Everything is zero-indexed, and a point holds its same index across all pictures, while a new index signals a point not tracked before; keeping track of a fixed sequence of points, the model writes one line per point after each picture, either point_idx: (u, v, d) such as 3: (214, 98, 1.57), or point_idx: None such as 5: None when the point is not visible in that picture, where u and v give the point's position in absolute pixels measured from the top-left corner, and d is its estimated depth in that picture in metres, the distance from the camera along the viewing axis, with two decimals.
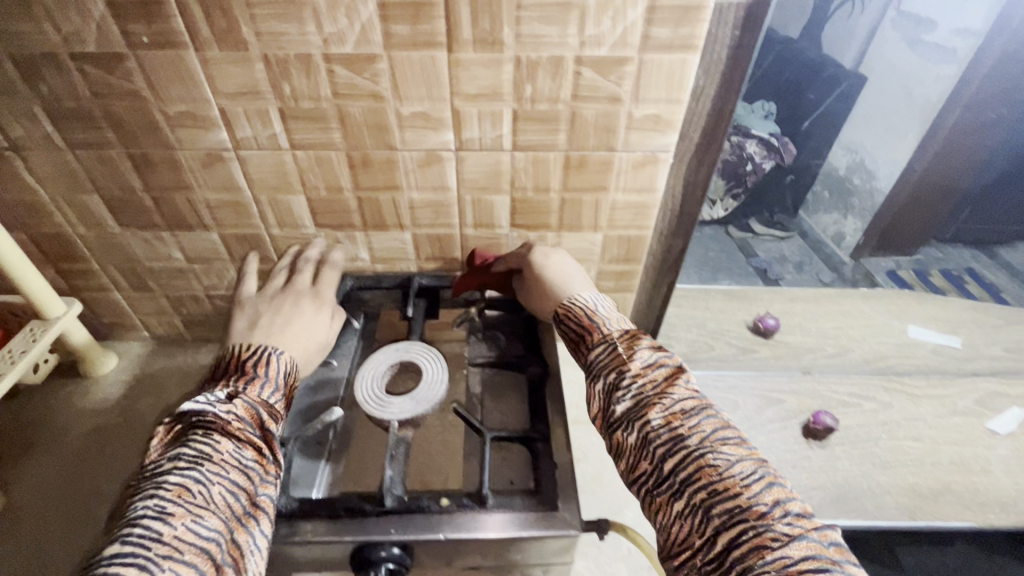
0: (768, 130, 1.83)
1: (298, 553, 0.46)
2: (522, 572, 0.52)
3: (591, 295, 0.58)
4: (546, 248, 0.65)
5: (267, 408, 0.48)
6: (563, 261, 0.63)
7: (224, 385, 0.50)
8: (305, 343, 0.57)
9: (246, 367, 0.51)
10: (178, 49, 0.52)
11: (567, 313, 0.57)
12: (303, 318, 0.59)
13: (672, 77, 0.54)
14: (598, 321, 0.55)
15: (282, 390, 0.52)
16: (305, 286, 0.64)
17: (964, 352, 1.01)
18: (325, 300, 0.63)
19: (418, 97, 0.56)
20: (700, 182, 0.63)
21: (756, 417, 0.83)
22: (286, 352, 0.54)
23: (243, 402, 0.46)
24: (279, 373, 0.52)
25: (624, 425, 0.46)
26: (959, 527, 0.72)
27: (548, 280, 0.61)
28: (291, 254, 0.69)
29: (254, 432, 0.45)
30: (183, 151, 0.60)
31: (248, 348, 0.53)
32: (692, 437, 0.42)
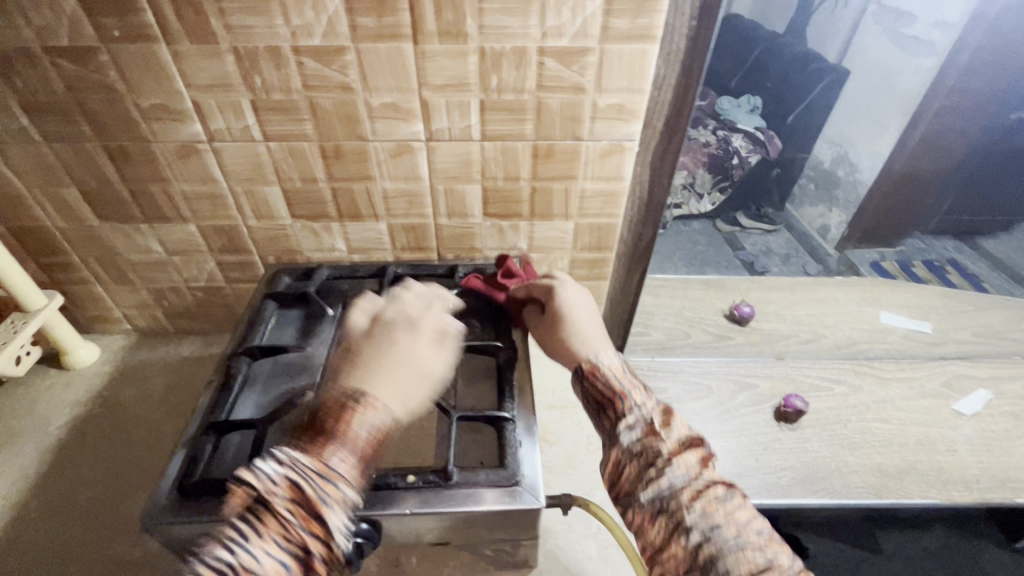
0: (754, 124, 1.91)
1: None
2: (490, 548, 0.53)
3: (615, 356, 0.52)
4: (570, 288, 0.60)
5: (323, 484, 0.39)
6: (588, 310, 0.58)
7: (310, 428, 0.43)
8: (402, 381, 0.47)
9: (325, 421, 0.43)
10: (149, 43, 0.53)
11: (593, 371, 0.50)
12: (398, 354, 0.49)
13: (633, 68, 0.55)
14: (630, 390, 0.48)
15: (359, 455, 0.42)
16: (404, 317, 0.54)
17: (934, 337, 1.03)
18: (425, 331, 0.53)
19: (386, 88, 0.57)
20: (665, 170, 0.65)
21: (729, 402, 0.86)
22: (378, 395, 0.45)
23: (291, 475, 0.39)
24: (359, 433, 0.42)
25: (653, 504, 0.40)
26: (924, 505, 0.74)
27: (573, 325, 0.56)
28: (394, 290, 0.60)
29: (301, 523, 0.38)
30: (158, 143, 0.61)
31: (339, 393, 0.45)
32: (728, 528, 0.38)
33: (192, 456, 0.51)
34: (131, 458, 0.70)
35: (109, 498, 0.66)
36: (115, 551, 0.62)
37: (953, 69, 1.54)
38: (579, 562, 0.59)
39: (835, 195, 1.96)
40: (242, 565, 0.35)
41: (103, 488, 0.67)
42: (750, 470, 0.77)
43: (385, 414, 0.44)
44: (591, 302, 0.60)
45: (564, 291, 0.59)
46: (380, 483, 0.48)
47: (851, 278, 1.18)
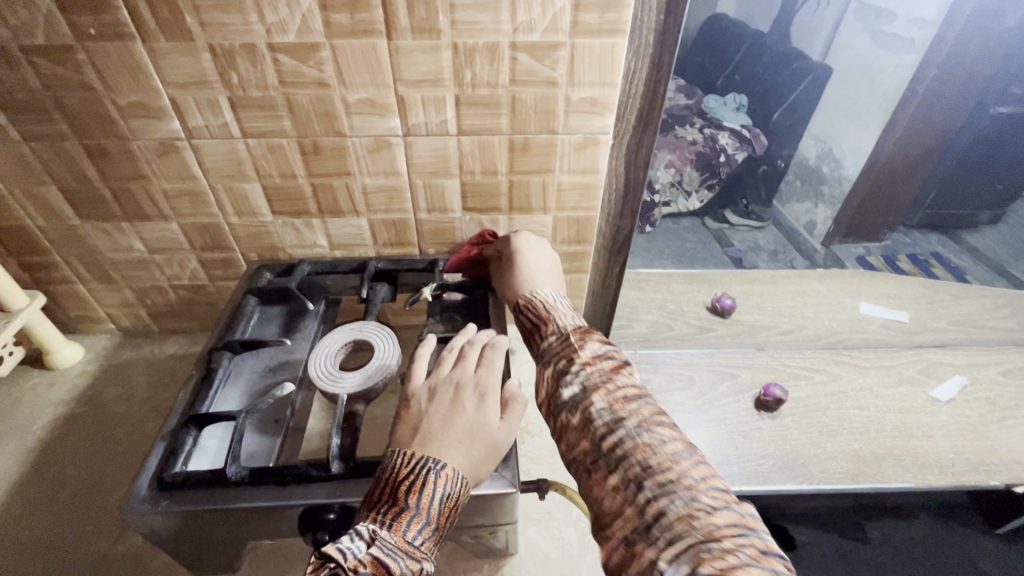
0: (740, 122, 1.99)
1: (253, 524, 0.49)
2: (469, 535, 0.54)
3: (552, 291, 0.57)
4: (526, 239, 0.65)
5: (406, 562, 0.38)
6: (540, 257, 0.63)
7: (375, 510, 0.41)
8: (469, 453, 0.45)
9: (400, 492, 0.41)
10: (125, 41, 0.53)
11: (529, 305, 0.55)
12: (465, 421, 0.46)
13: (604, 61, 0.56)
14: (557, 316, 0.53)
15: (434, 527, 0.41)
16: (470, 374, 0.51)
17: (912, 326, 1.05)
18: (492, 394, 0.49)
19: (362, 84, 0.58)
20: (640, 163, 0.66)
21: (710, 392, 0.87)
22: (450, 464, 0.43)
23: (377, 554, 0.37)
24: (435, 504, 0.41)
25: (569, 406, 0.42)
26: (901, 489, 0.75)
27: (522, 269, 0.61)
28: (467, 339, 0.57)
29: None
30: (137, 141, 0.62)
31: (407, 461, 0.43)
32: (630, 418, 0.39)
33: (171, 448, 0.51)
34: (115, 455, 0.71)
35: (92, 495, 0.67)
36: (98, 548, 0.62)
37: (934, 60, 1.55)
38: (559, 547, 0.61)
39: (822, 191, 1.99)
40: None
41: (87, 485, 0.68)
42: (731, 458, 0.78)
43: (458, 486, 0.42)
44: (547, 252, 0.64)
45: (519, 241, 0.64)
46: (359, 471, 0.49)
47: (832, 270, 1.20)
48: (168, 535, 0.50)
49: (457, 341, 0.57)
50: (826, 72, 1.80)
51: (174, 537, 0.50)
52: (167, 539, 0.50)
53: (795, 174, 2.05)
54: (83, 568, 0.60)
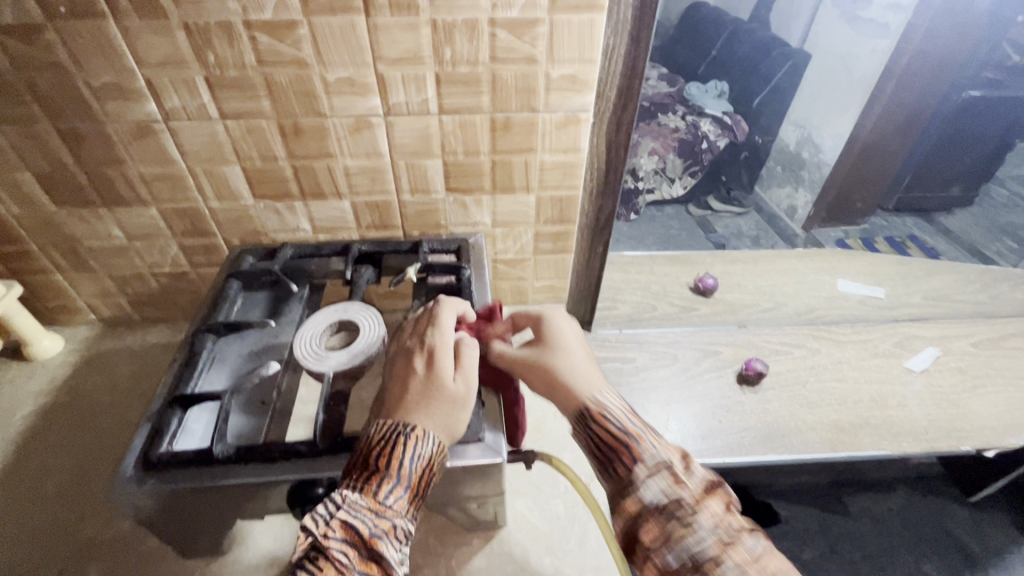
0: (721, 109, 2.06)
1: (242, 500, 0.49)
2: (457, 507, 0.55)
3: (612, 394, 0.48)
4: (564, 320, 0.55)
5: (378, 522, 0.40)
6: (581, 347, 0.53)
7: (349, 479, 0.43)
8: (434, 412, 0.47)
9: (372, 459, 0.43)
10: (97, 19, 0.53)
11: (599, 417, 0.46)
12: (422, 384, 0.48)
13: (583, 38, 0.57)
14: (642, 432, 0.45)
15: (407, 485, 0.42)
16: (417, 338, 0.53)
17: (887, 301, 1.08)
18: (442, 350, 0.51)
19: (342, 63, 0.57)
20: (621, 142, 0.67)
21: (693, 368, 0.89)
22: (418, 427, 0.45)
23: (346, 516, 0.39)
24: (407, 465, 0.43)
25: (685, 568, 0.38)
26: (877, 456, 0.78)
27: (569, 362, 0.50)
28: (418, 311, 0.59)
29: (356, 558, 0.38)
30: (111, 124, 0.61)
31: (377, 429, 0.45)
32: None
33: (155, 429, 0.51)
34: (99, 444, 0.70)
35: (77, 483, 0.66)
36: (84, 534, 0.62)
37: (907, 49, 1.59)
38: (547, 519, 0.62)
39: (802, 176, 1.99)
40: None
41: (71, 474, 0.67)
42: (713, 432, 0.80)
43: (429, 443, 0.44)
44: (582, 338, 0.55)
45: (554, 322, 0.55)
46: (346, 445, 0.49)
47: (810, 250, 1.23)
48: (156, 516, 0.49)
49: (409, 317, 0.59)
50: (807, 57, 1.86)
51: (162, 518, 0.50)
52: (155, 521, 0.50)
53: (776, 161, 2.08)
54: (69, 555, 0.60)
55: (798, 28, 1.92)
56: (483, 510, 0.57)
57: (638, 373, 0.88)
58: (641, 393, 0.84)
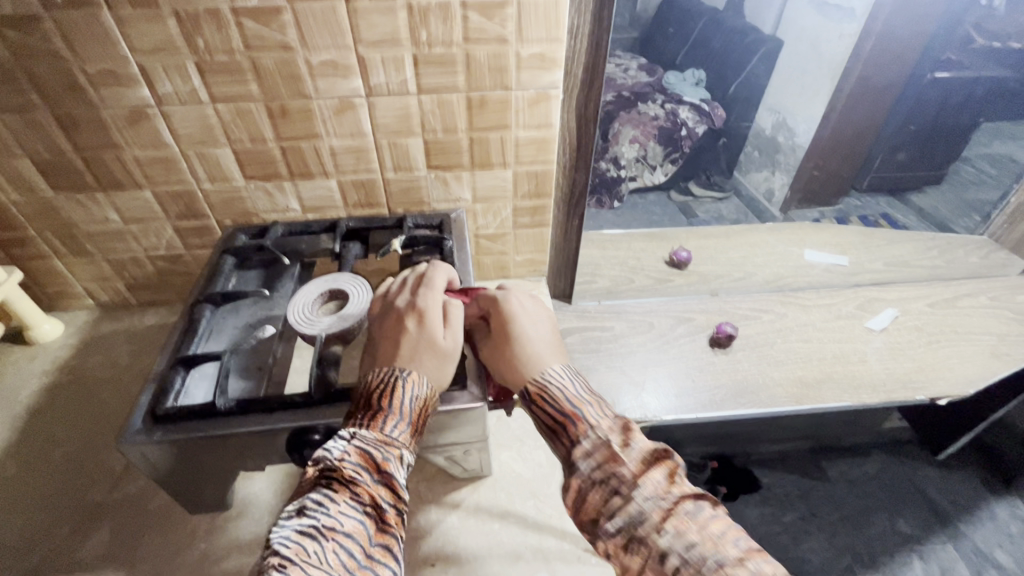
0: (699, 96, 2.15)
1: (242, 449, 0.53)
2: (441, 453, 0.59)
3: (562, 373, 0.51)
4: (517, 299, 0.58)
5: (387, 449, 0.44)
6: (539, 327, 0.56)
7: (354, 420, 0.47)
8: (425, 363, 0.51)
9: (375, 400, 0.47)
10: (92, 8, 0.56)
11: (544, 396, 0.49)
12: (414, 338, 0.53)
13: (549, 18, 0.61)
14: (585, 410, 0.47)
15: (408, 422, 0.47)
16: (405, 300, 0.57)
17: (851, 268, 1.15)
18: (432, 309, 0.55)
19: (324, 46, 0.61)
20: (590, 116, 0.71)
21: (668, 333, 0.94)
22: (413, 374, 0.50)
23: (360, 445, 0.44)
24: (406, 404, 0.47)
25: (619, 529, 0.40)
26: (839, 407, 0.83)
27: (520, 338, 0.54)
28: (404, 274, 0.63)
29: (369, 478, 0.42)
30: (107, 109, 0.64)
31: (375, 376, 0.49)
32: (705, 544, 0.37)
33: (160, 387, 0.55)
34: (101, 418, 0.73)
35: (83, 454, 0.69)
36: (92, 497, 0.66)
37: (874, 29, 1.64)
38: (529, 467, 0.67)
39: (778, 159, 2.09)
40: (327, 525, 0.38)
41: (78, 447, 0.70)
42: (688, 390, 0.85)
43: (423, 387, 0.49)
44: (541, 311, 0.58)
45: (512, 308, 0.56)
46: (340, 395, 0.54)
47: (779, 225, 1.30)
48: (167, 468, 0.53)
49: (395, 278, 0.63)
50: (780, 43, 1.96)
51: (172, 471, 0.53)
52: (164, 473, 0.53)
53: (754, 146, 2.21)
54: (79, 518, 0.64)
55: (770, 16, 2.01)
56: (468, 457, 0.61)
57: (616, 340, 0.93)
58: (620, 358, 0.89)
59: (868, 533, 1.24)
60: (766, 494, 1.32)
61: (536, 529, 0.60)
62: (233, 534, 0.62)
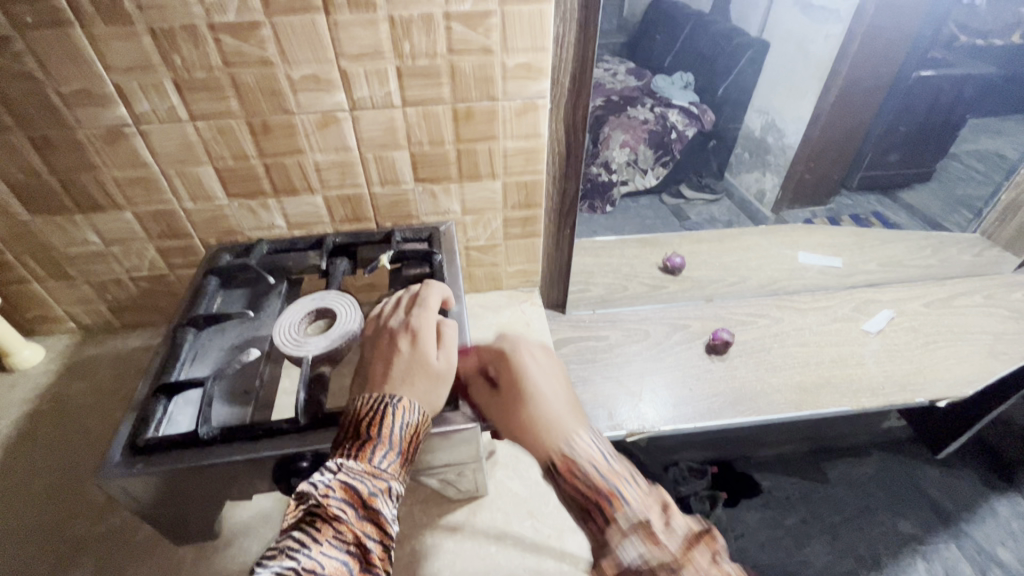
0: (688, 100, 2.20)
1: (226, 478, 0.51)
2: (435, 474, 0.57)
3: (589, 440, 0.46)
4: (527, 353, 0.54)
5: (374, 482, 0.43)
6: (554, 380, 0.52)
7: (342, 452, 0.45)
8: (417, 386, 0.50)
9: (363, 428, 0.46)
10: (64, 27, 0.54)
11: (570, 467, 0.44)
12: (406, 360, 0.51)
13: (533, 27, 0.60)
14: (617, 483, 0.43)
15: (398, 451, 0.46)
16: (399, 320, 0.56)
17: (845, 270, 1.14)
18: (425, 329, 0.54)
19: (305, 60, 0.60)
20: (578, 126, 0.70)
21: (664, 341, 0.93)
22: (404, 398, 0.48)
23: (345, 478, 0.42)
24: (397, 432, 0.46)
25: None
26: (838, 413, 0.82)
27: (536, 397, 0.49)
28: (398, 294, 0.62)
29: (354, 514, 0.41)
30: (83, 130, 0.62)
31: (365, 402, 0.47)
32: None
33: (141, 417, 0.53)
34: (84, 445, 0.71)
35: (63, 485, 0.67)
36: (76, 531, 0.63)
37: (858, 30, 1.63)
38: (526, 486, 0.65)
39: (768, 160, 2.11)
40: (306, 569, 0.38)
41: (60, 474, 0.68)
42: (686, 399, 0.83)
43: (415, 413, 0.48)
44: (553, 364, 0.54)
45: (524, 360, 0.53)
46: (330, 421, 0.52)
47: (773, 227, 1.29)
48: (149, 502, 0.51)
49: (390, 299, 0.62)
50: (764, 45, 1.98)
51: (155, 502, 0.52)
52: (146, 505, 0.51)
53: (744, 147, 2.22)
54: (60, 552, 0.61)
55: (756, 18, 2.04)
56: (462, 477, 0.59)
57: (612, 349, 0.91)
58: (616, 368, 0.88)
59: (871, 535, 1.23)
60: (767, 498, 1.31)
61: (534, 550, 0.59)
62: (220, 565, 0.60)
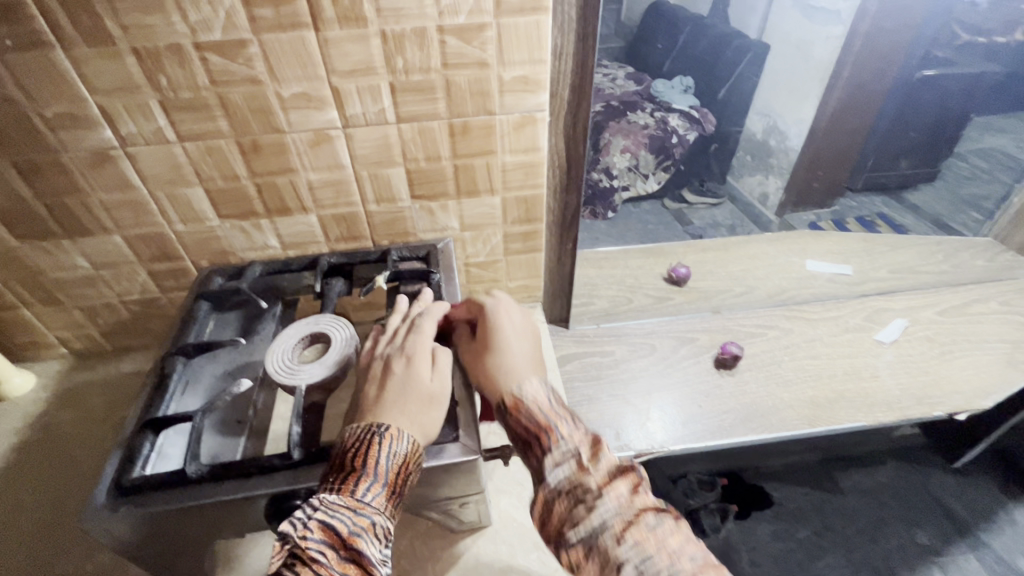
0: (688, 104, 2.21)
1: (215, 517, 0.48)
2: (437, 507, 0.55)
3: (540, 387, 0.50)
4: (506, 311, 0.57)
5: (357, 518, 0.41)
6: (524, 339, 0.55)
7: (326, 485, 0.43)
8: (411, 410, 0.48)
9: (348, 460, 0.44)
10: (45, 49, 0.52)
11: (517, 406, 0.48)
12: (400, 381, 0.50)
13: (530, 39, 0.58)
14: (557, 422, 0.47)
15: (384, 482, 0.43)
16: (395, 345, 0.54)
17: (855, 277, 1.12)
18: (420, 353, 0.52)
19: (295, 78, 0.58)
20: (578, 138, 0.68)
21: (671, 356, 0.90)
22: (393, 426, 0.46)
23: (324, 516, 0.40)
24: (383, 462, 0.44)
25: (584, 541, 0.40)
26: (853, 428, 0.79)
27: (502, 352, 0.53)
28: (402, 314, 0.59)
29: (335, 555, 0.38)
30: (67, 153, 0.60)
31: (353, 432, 0.46)
32: (660, 558, 0.37)
33: (128, 454, 0.51)
34: (74, 478, 0.69)
35: (50, 523, 0.65)
36: (65, 569, 0.61)
37: (861, 29, 1.63)
38: (532, 515, 0.63)
39: (771, 163, 2.07)
40: None
41: (49, 510, 0.66)
42: (695, 417, 0.80)
43: (403, 441, 0.45)
44: (528, 325, 0.57)
45: (499, 315, 0.56)
46: (324, 454, 0.49)
47: (779, 234, 1.27)
48: (136, 543, 0.49)
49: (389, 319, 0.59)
50: (765, 45, 1.97)
51: (144, 542, 0.49)
52: (136, 545, 0.49)
53: (745, 150, 2.19)
54: None
55: (755, 21, 2.03)
56: (465, 509, 0.57)
57: (617, 365, 0.89)
58: (622, 385, 0.85)
59: (887, 548, 1.20)
60: (779, 510, 1.28)
61: None
62: None
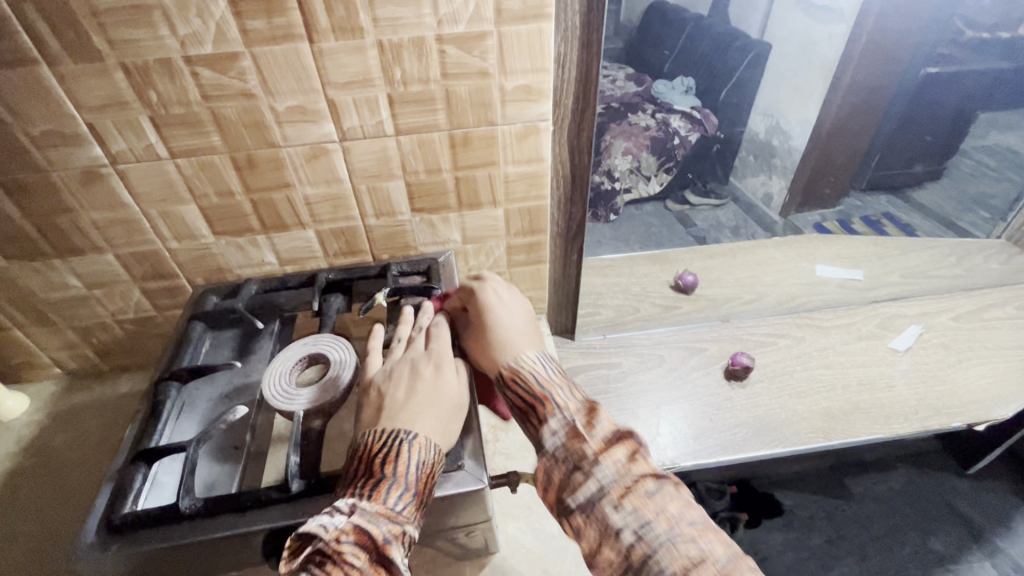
0: (688, 104, 2.23)
1: (207, 553, 0.46)
2: (442, 535, 0.53)
3: (535, 357, 0.50)
4: (495, 288, 0.57)
5: (390, 527, 0.39)
6: (514, 312, 0.55)
7: (355, 489, 0.41)
8: (434, 417, 0.47)
9: (376, 464, 0.42)
10: (30, 67, 0.51)
11: (513, 377, 0.48)
12: (428, 388, 0.49)
13: (533, 47, 0.56)
14: (553, 390, 0.47)
15: (414, 492, 0.42)
16: (420, 351, 0.53)
17: (866, 283, 1.09)
18: (448, 359, 0.52)
19: (289, 91, 0.56)
20: (584, 148, 0.66)
21: (680, 367, 0.88)
22: (421, 434, 0.45)
23: (358, 521, 0.38)
24: (412, 471, 0.42)
25: (585, 508, 0.40)
26: (870, 441, 0.77)
27: (495, 327, 0.53)
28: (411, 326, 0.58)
29: (365, 560, 0.37)
30: (56, 171, 0.59)
31: (381, 436, 0.44)
32: (660, 523, 0.37)
33: (118, 489, 0.49)
34: (69, 504, 0.67)
35: (43, 553, 0.63)
36: None
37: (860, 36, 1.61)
38: (540, 540, 0.61)
39: (774, 164, 2.05)
40: None
41: (42, 538, 0.64)
42: (706, 431, 0.78)
43: (431, 451, 0.44)
44: (518, 300, 0.57)
45: (487, 293, 0.56)
46: (324, 486, 0.47)
47: (787, 238, 1.24)
48: None
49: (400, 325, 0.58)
50: (767, 48, 1.94)
51: None
52: None
53: (748, 151, 2.15)
54: None
55: (756, 20, 2.01)
56: (471, 536, 0.54)
57: (626, 377, 0.86)
58: (631, 398, 0.83)
59: (902, 555, 1.17)
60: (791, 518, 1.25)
61: None
62: None
